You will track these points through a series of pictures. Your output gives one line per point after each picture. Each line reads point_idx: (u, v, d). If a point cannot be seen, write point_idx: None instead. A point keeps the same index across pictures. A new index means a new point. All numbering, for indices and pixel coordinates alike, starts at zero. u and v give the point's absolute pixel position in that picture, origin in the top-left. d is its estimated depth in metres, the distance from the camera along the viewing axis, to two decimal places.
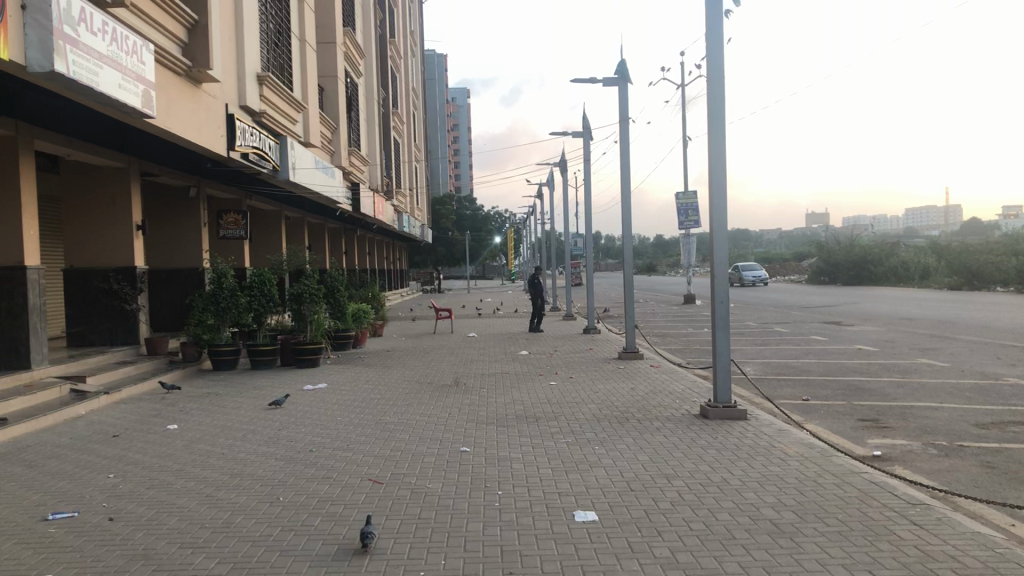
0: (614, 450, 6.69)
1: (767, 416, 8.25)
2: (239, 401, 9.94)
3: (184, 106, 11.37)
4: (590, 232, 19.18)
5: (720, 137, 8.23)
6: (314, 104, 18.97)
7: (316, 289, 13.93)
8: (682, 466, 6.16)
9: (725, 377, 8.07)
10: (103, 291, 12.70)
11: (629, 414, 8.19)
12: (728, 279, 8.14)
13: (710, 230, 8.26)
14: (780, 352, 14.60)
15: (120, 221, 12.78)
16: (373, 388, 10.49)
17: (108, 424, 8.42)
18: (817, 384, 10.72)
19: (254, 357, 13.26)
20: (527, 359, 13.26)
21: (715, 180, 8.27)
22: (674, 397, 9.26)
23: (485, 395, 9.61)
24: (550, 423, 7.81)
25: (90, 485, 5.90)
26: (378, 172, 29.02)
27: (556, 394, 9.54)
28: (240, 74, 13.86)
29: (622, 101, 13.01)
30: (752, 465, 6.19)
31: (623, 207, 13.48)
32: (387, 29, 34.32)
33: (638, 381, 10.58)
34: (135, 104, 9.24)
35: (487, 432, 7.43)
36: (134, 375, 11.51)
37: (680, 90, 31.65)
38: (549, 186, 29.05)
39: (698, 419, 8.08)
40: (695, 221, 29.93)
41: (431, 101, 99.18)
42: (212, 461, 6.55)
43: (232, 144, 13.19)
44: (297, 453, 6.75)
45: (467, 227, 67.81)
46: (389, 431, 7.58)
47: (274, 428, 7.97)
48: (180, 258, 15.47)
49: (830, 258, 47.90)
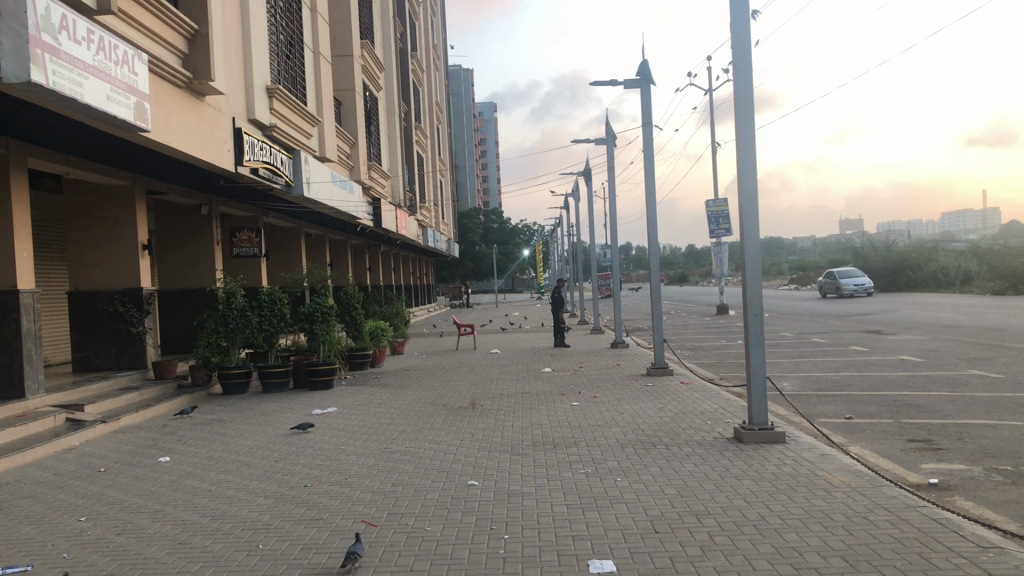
0: (639, 482, 6.02)
1: (807, 439, 7.53)
2: (242, 428, 9.40)
3: (185, 120, 10.91)
4: (616, 242, 18.54)
5: (749, 137, 7.56)
6: (329, 119, 18.52)
7: (329, 307, 13.34)
8: (713, 502, 5.48)
9: (760, 397, 7.37)
10: (109, 314, 12.26)
11: (656, 439, 7.52)
12: (761, 288, 7.45)
13: (741, 235, 7.60)
14: (818, 365, 13.84)
15: (125, 241, 12.35)
16: (385, 412, 9.91)
17: (97, 457, 7.89)
18: (861, 399, 9.96)
19: (266, 380, 12.71)
20: (550, 377, 12.60)
21: (745, 181, 7.60)
22: (704, 418, 8.56)
23: (501, 419, 8.97)
24: (569, 450, 7.15)
25: (56, 531, 5.35)
26: (401, 186, 28.55)
27: (578, 416, 8.88)
28: (247, 87, 13.41)
29: (645, 104, 12.38)
30: (793, 499, 5.50)
31: (649, 216, 12.83)
32: (408, 42, 33.98)
33: (666, 400, 9.89)
34: (127, 117, 8.78)
35: (499, 462, 6.80)
36: (137, 402, 11.00)
37: (707, 95, 31.02)
38: (575, 197, 28.47)
39: (732, 443, 7.38)
40: (726, 229, 29.14)
41: (458, 115, 99.13)
42: (196, 499, 5.98)
43: (241, 159, 12.72)
44: (289, 490, 6.16)
45: (495, 241, 67.41)
46: (393, 462, 6.98)
47: (270, 459, 7.39)
48: (193, 278, 15.09)
49: (866, 265, 46.76)
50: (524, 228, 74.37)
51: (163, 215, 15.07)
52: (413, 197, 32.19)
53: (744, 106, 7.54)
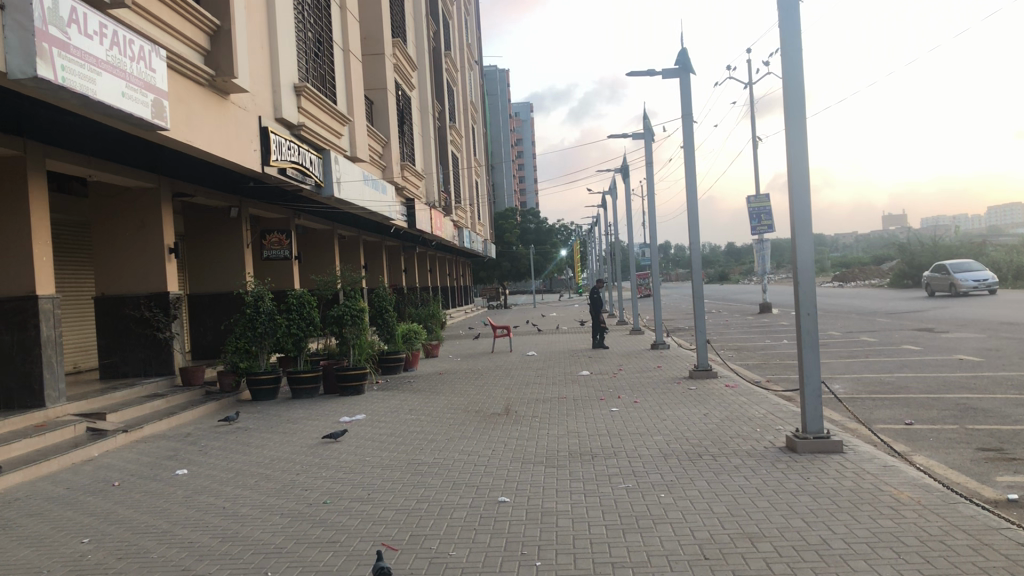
0: (685, 499, 5.52)
1: (867, 446, 6.95)
2: (268, 436, 9.03)
3: (209, 119, 10.61)
4: (655, 240, 17.97)
5: (800, 124, 7.01)
6: (361, 118, 18.19)
7: (359, 310, 12.94)
8: (768, 523, 4.96)
9: (815, 402, 6.81)
10: (135, 320, 12.01)
11: (702, 449, 6.99)
12: (815, 286, 6.90)
13: (792, 227, 7.06)
14: (871, 366, 13.14)
15: (150, 244, 12.08)
16: (415, 419, 9.49)
17: (114, 469, 7.56)
18: (920, 403, 9.32)
19: (295, 385, 12.35)
20: (588, 381, 12.10)
21: (796, 171, 7.04)
22: (752, 425, 8.00)
23: (536, 427, 8.49)
24: (608, 462, 6.66)
25: (55, 554, 4.97)
26: (435, 186, 28.18)
27: (617, 423, 8.38)
28: (274, 85, 13.10)
29: (685, 94, 11.83)
30: (858, 519, 4.95)
31: (690, 211, 12.28)
32: (442, 41, 33.61)
33: (711, 405, 9.35)
34: (144, 114, 8.45)
35: (532, 475, 6.33)
36: (162, 409, 10.71)
37: (747, 88, 30.28)
38: (613, 195, 27.91)
39: (784, 453, 6.82)
40: (769, 226, 28.36)
41: (494, 116, 98.77)
42: (208, 518, 5.60)
43: (268, 159, 12.40)
44: (308, 507, 5.75)
45: (532, 242, 66.89)
46: (419, 475, 6.54)
47: (292, 473, 6.98)
48: (223, 282, 14.83)
49: (913, 261, 45.49)
50: (562, 228, 73.76)
51: (192, 217, 14.84)
52: (448, 197, 31.86)
53: (794, 90, 7.02)
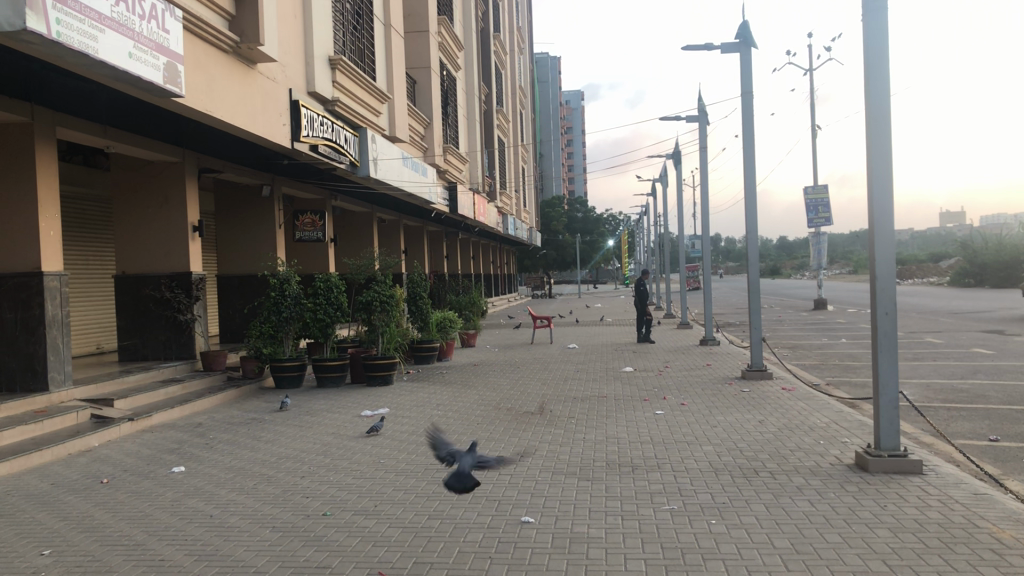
0: (739, 528, 4.69)
1: (950, 468, 6.02)
2: (282, 428, 8.36)
3: (232, 88, 9.96)
4: (707, 231, 17.03)
5: (882, 98, 6.09)
6: (402, 96, 17.47)
7: (389, 296, 12.17)
8: (842, 565, 4.10)
9: (891, 417, 5.91)
10: (155, 300, 11.45)
11: (759, 465, 6.13)
12: (895, 285, 6.00)
13: (869, 213, 6.15)
14: (940, 369, 12.12)
15: (173, 222, 11.50)
16: (441, 416, 8.75)
17: (108, 463, 6.93)
18: (1003, 415, 8.33)
19: (320, 373, 11.66)
20: (631, 378, 11.27)
21: (877, 155, 6.12)
22: (815, 436, 7.11)
23: (572, 430, 7.69)
24: (650, 476, 5.84)
25: (7, 568, 4.31)
26: (479, 169, 27.40)
27: (662, 429, 7.54)
28: (307, 56, 12.42)
29: (746, 70, 10.89)
30: (955, 566, 4.04)
31: (746, 199, 11.35)
32: (491, 22, 32.75)
33: (767, 410, 8.46)
34: (154, 78, 7.81)
35: (563, 491, 5.54)
36: (178, 396, 10.12)
37: (808, 74, 29.12)
38: (664, 183, 26.91)
39: (854, 472, 5.94)
40: (826, 218, 27.17)
41: (545, 103, 97.77)
42: (190, 530, 4.89)
43: (298, 135, 11.73)
44: (304, 520, 5.04)
45: (579, 231, 65.89)
46: (435, 485, 5.79)
47: (297, 475, 6.28)
48: (253, 262, 14.21)
49: (976, 259, 43.77)
50: (610, 217, 72.67)
51: (224, 194, 14.28)
52: (493, 181, 31.14)
53: (876, 56, 6.10)
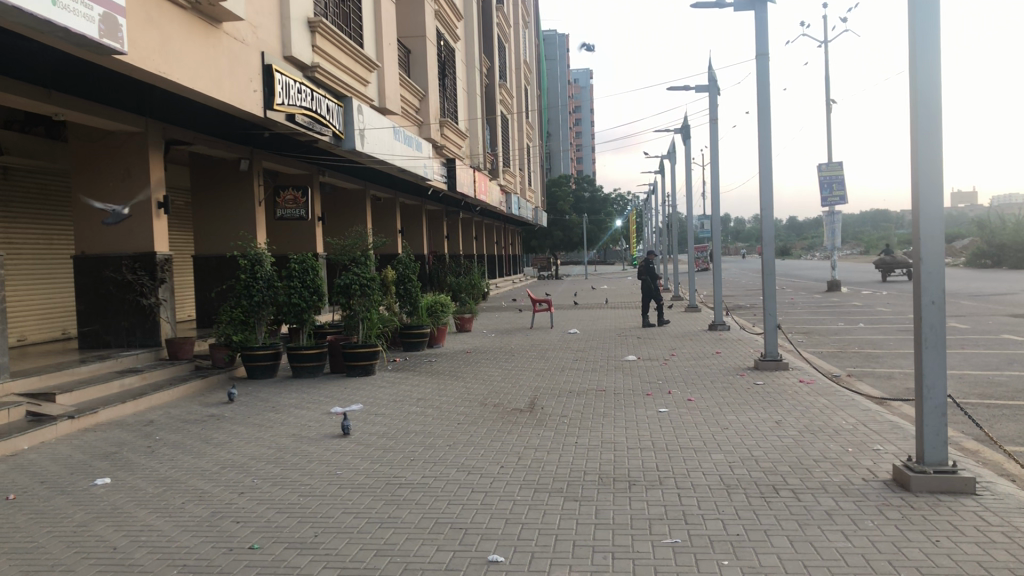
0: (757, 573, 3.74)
1: (1008, 485, 5.05)
2: (239, 427, 7.46)
3: (190, 48, 8.98)
4: (717, 209, 16.01)
5: (929, 42, 5.06)
6: (393, 64, 16.43)
7: (370, 278, 11.19)
8: None
9: (937, 424, 4.95)
10: (116, 284, 10.53)
11: (779, 480, 5.19)
12: (942, 269, 5.02)
13: (912, 185, 5.15)
14: (972, 358, 11.13)
15: (134, 196, 10.55)
16: (418, 414, 7.83)
17: (28, 472, 6.02)
18: None
19: (295, 363, 10.76)
20: (633, 369, 10.33)
21: (921, 112, 5.09)
22: (843, 442, 6.16)
23: (564, 433, 6.74)
24: (650, 496, 4.91)
25: None
26: (479, 145, 26.33)
27: (665, 433, 6.58)
28: (282, 17, 11.42)
29: (762, 27, 9.84)
30: None
31: (761, 171, 10.34)
32: None
33: (785, 408, 7.52)
34: (88, 31, 6.85)
35: (545, 516, 4.60)
36: (135, 388, 9.21)
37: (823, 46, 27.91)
38: (672, 160, 25.83)
39: (893, 490, 4.99)
40: (841, 197, 26.11)
41: (552, 82, 96.27)
42: (80, 570, 3.98)
43: (272, 102, 10.76)
44: (221, 555, 4.12)
45: (588, 211, 64.69)
46: (392, 507, 4.86)
47: (239, 489, 5.37)
48: (229, 242, 13.24)
49: (993, 238, 42.65)
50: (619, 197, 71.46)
51: (199, 169, 13.29)
52: (495, 158, 30.10)
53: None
